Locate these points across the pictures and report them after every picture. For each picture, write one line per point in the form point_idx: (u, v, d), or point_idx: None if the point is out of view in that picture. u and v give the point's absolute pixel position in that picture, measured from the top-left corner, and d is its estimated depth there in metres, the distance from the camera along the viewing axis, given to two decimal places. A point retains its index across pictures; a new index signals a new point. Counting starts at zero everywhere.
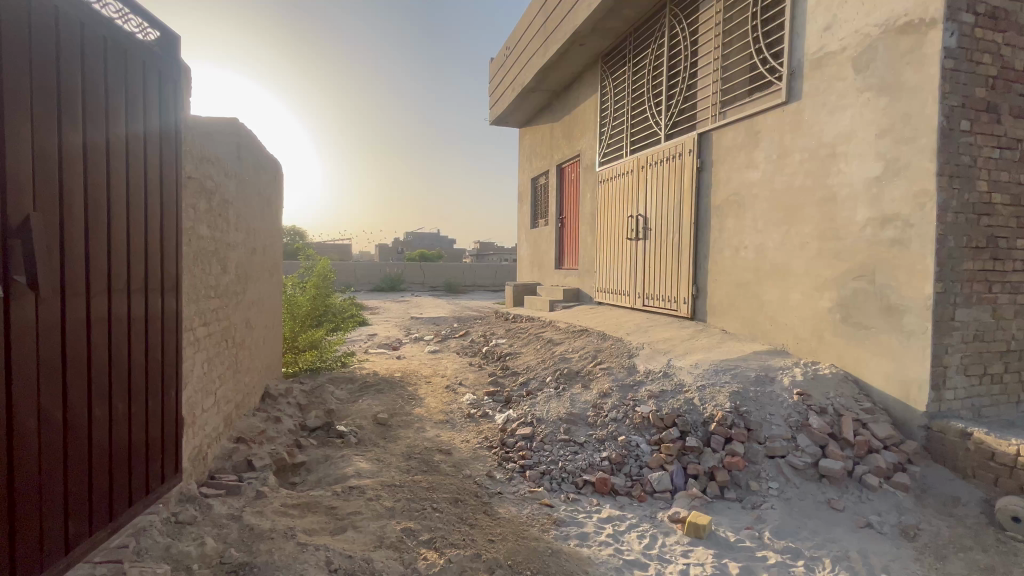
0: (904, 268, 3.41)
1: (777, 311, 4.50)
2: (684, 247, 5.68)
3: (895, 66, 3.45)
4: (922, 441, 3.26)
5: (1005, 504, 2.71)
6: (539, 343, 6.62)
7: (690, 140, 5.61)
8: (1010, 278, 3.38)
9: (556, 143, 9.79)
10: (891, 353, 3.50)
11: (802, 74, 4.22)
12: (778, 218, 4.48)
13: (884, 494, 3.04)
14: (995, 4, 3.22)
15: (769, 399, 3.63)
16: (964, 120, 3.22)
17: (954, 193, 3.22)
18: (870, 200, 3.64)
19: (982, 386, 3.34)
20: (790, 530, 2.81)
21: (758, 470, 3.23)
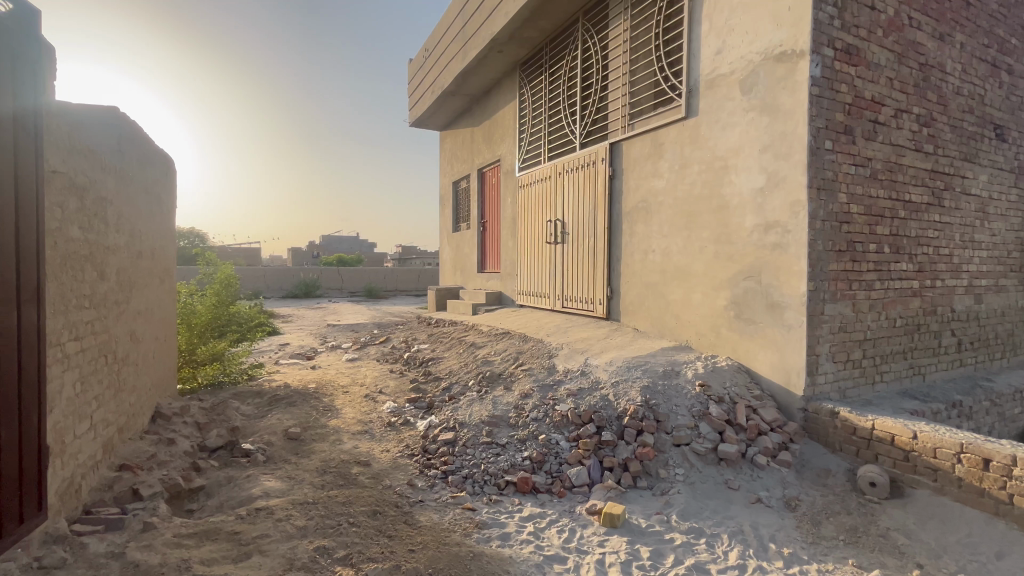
0: (783, 269, 3.84)
1: (681, 309, 4.86)
2: (599, 251, 5.97)
3: (774, 90, 3.89)
4: (800, 422, 3.69)
5: (864, 472, 3.15)
6: (462, 347, 6.59)
7: (602, 149, 5.91)
8: (865, 277, 3.93)
9: (476, 147, 9.84)
10: (775, 345, 3.92)
11: (698, 92, 4.62)
12: (680, 223, 4.85)
13: (771, 471, 3.39)
14: (849, 41, 3.74)
15: (675, 391, 3.91)
16: (828, 140, 3.70)
17: (821, 203, 3.69)
18: (756, 208, 4.06)
19: (846, 371, 3.85)
20: (694, 511, 3.05)
21: (666, 458, 3.46)
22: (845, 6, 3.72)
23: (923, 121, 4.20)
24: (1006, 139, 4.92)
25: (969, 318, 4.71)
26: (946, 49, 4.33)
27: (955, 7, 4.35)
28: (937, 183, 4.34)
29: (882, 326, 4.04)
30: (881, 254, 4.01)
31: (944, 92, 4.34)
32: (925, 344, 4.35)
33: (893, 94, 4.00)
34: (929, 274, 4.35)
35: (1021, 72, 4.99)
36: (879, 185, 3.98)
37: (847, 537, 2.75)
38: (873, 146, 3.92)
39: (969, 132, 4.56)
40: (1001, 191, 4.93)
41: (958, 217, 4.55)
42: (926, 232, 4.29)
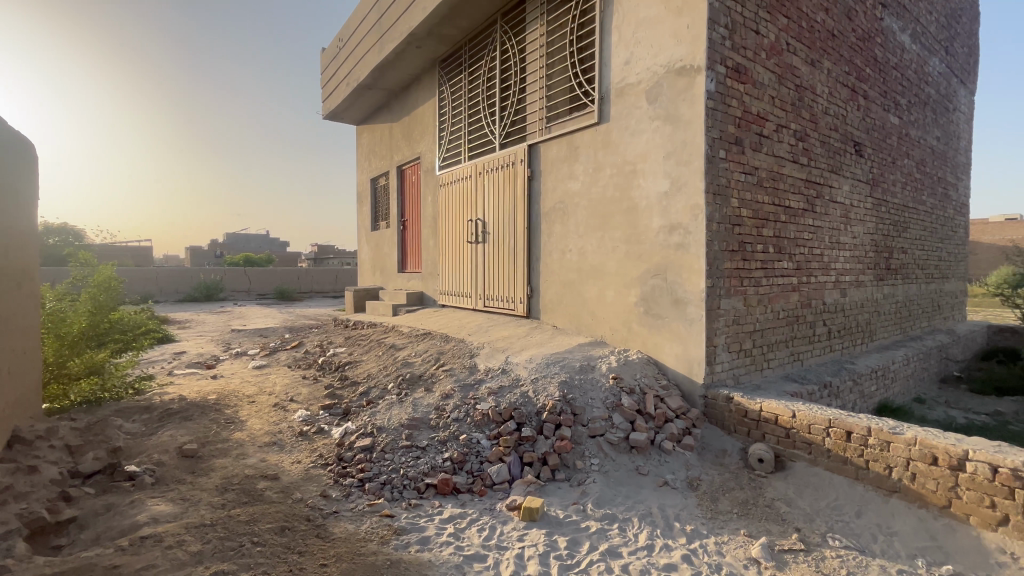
0: (685, 267, 4.15)
1: (596, 306, 5.08)
2: (519, 251, 6.06)
3: (675, 101, 4.18)
4: (701, 407, 4.01)
5: (754, 450, 3.49)
6: (381, 349, 6.38)
7: (521, 150, 6.01)
8: (754, 274, 4.36)
9: (395, 144, 9.57)
10: (678, 337, 4.23)
11: (609, 99, 4.85)
12: (594, 224, 5.07)
13: (676, 454, 3.66)
14: (738, 61, 4.13)
15: (591, 385, 4.08)
16: (721, 150, 4.06)
17: (716, 207, 4.04)
18: (661, 211, 4.35)
19: (738, 359, 4.26)
20: (608, 499, 3.19)
21: (583, 450, 3.60)
22: (735, 28, 4.10)
23: (799, 136, 4.75)
24: (863, 155, 5.70)
25: (837, 310, 5.40)
26: (816, 73, 4.92)
27: (823, 37, 4.96)
28: (810, 191, 4.93)
29: (768, 318, 4.51)
30: (766, 254, 4.48)
31: (815, 111, 4.93)
32: (802, 333, 4.93)
33: (775, 111, 4.47)
34: (805, 271, 4.93)
35: (874, 98, 5.81)
36: (764, 192, 4.43)
37: (739, 510, 3.03)
38: (759, 156, 4.36)
39: (835, 147, 5.23)
40: (860, 199, 5.71)
41: (827, 222, 5.20)
42: (802, 234, 4.86)
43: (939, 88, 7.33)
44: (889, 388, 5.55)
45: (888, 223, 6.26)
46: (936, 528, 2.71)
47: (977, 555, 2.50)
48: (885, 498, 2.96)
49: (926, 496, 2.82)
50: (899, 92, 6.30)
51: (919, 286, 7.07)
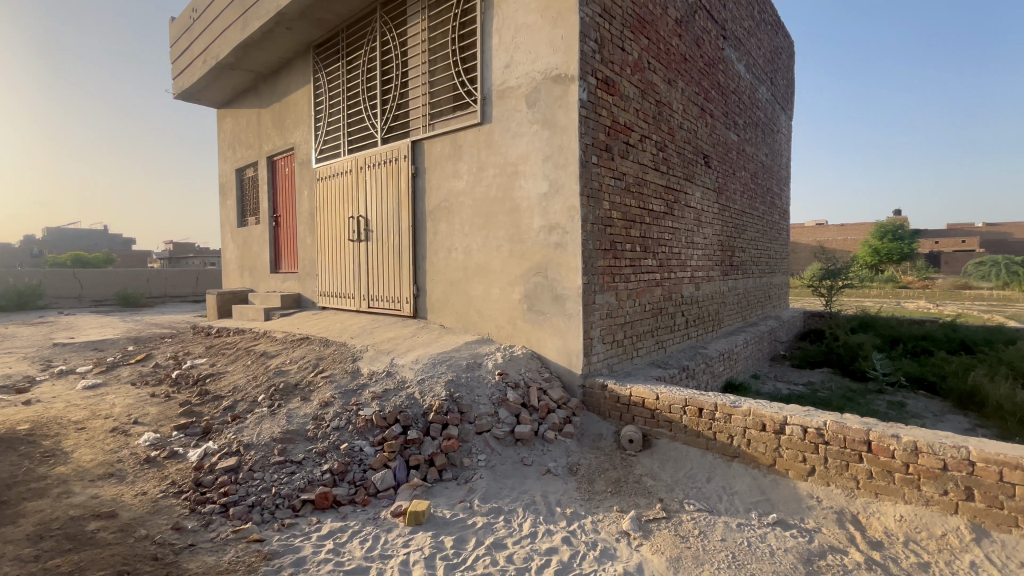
0: (563, 265, 4.39)
1: (482, 304, 5.15)
2: (404, 249, 5.90)
3: (552, 107, 4.39)
4: (580, 396, 4.28)
5: (625, 432, 3.82)
6: (250, 358, 5.77)
7: (404, 146, 5.85)
8: (623, 270, 4.76)
9: (264, 132, 8.71)
10: (558, 332, 4.46)
11: (491, 101, 4.93)
12: (479, 223, 5.13)
13: (557, 443, 3.86)
14: (607, 74, 4.47)
15: (477, 382, 4.12)
16: (594, 156, 4.36)
17: (589, 209, 4.33)
18: (541, 211, 4.54)
19: (611, 350, 4.62)
20: (494, 493, 3.26)
21: (470, 447, 3.62)
22: (603, 43, 4.42)
23: (659, 147, 5.29)
24: (711, 166, 6.55)
25: (692, 302, 6.14)
26: (672, 92, 5.52)
27: (677, 60, 5.58)
28: (669, 196, 5.53)
29: (637, 311, 4.97)
30: (634, 252, 4.92)
31: (672, 125, 5.54)
32: (665, 323, 5.51)
33: (639, 122, 4.92)
34: (667, 268, 5.52)
35: (718, 117, 6.69)
36: (631, 196, 4.86)
37: (612, 488, 3.29)
38: (627, 163, 4.77)
39: (688, 158, 5.92)
40: (709, 205, 6.54)
41: (683, 224, 5.87)
42: (663, 235, 5.43)
43: (767, 112, 8.69)
44: (733, 368, 6.44)
45: (731, 226, 7.26)
46: (765, 484, 3.20)
47: (794, 502, 3.01)
48: (728, 463, 3.42)
49: (758, 457, 3.32)
50: (737, 113, 7.34)
51: (755, 279, 8.32)
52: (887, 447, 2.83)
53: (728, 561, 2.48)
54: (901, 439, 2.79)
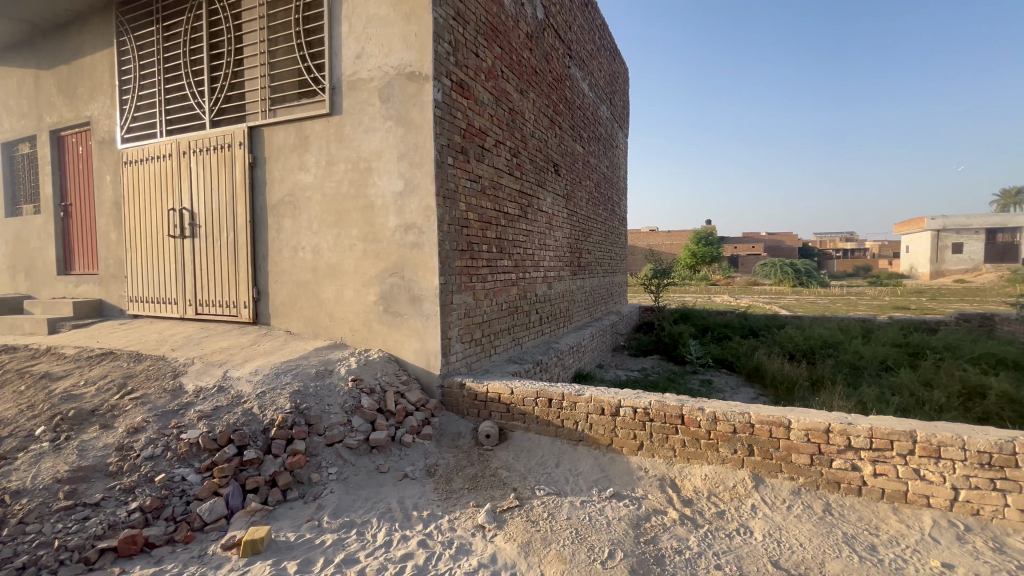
0: (420, 265, 4.34)
1: (334, 307, 4.84)
2: (241, 247, 5.25)
3: (406, 105, 4.31)
4: (438, 397, 4.29)
5: (482, 428, 3.93)
6: (24, 381, 4.57)
7: (239, 132, 5.20)
8: (480, 270, 4.89)
9: (46, 99, 6.99)
10: (416, 333, 4.40)
11: (341, 91, 4.65)
12: (329, 220, 4.80)
13: (416, 445, 3.80)
14: (461, 77, 4.54)
15: (328, 391, 3.85)
16: (449, 157, 4.39)
17: (445, 209, 4.34)
18: (396, 210, 4.43)
19: (470, 349, 4.71)
20: (346, 506, 3.07)
21: (319, 461, 3.37)
22: (457, 47, 4.48)
23: (513, 153, 5.55)
24: (560, 174, 7.08)
25: (545, 300, 6.56)
26: (524, 102, 5.83)
27: (528, 72, 5.92)
28: (523, 200, 5.83)
29: (494, 309, 5.14)
30: (490, 253, 5.08)
31: (524, 133, 5.85)
32: (520, 321, 5.80)
33: (493, 128, 5.09)
34: (521, 268, 5.81)
35: (566, 129, 7.25)
36: (487, 199, 5.01)
37: (469, 484, 3.35)
38: (482, 166, 4.90)
39: (540, 166, 6.31)
40: (559, 210, 7.06)
41: (536, 227, 6.25)
42: (517, 237, 5.70)
43: (607, 129, 9.71)
44: (582, 359, 7.05)
45: (578, 229, 7.94)
46: (604, 462, 3.56)
47: (627, 474, 3.40)
48: (574, 447, 3.74)
49: (598, 439, 3.69)
50: (582, 127, 8.05)
51: (599, 279, 9.22)
52: (695, 419, 3.36)
53: (572, 537, 2.69)
54: (705, 410, 3.34)
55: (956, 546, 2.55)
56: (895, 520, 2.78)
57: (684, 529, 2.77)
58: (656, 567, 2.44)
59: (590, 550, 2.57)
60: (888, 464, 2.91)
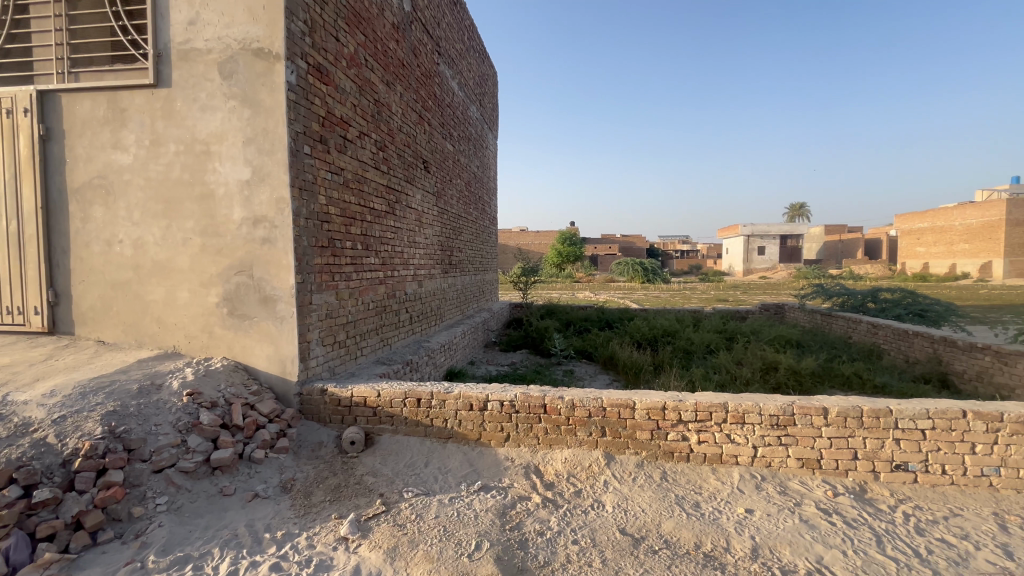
0: (272, 262, 3.94)
1: (164, 311, 4.16)
2: (29, 240, 4.21)
3: (253, 84, 3.88)
4: (296, 405, 3.97)
5: (347, 434, 3.73)
6: None
7: (23, 95, 4.16)
8: (344, 269, 4.62)
9: None
10: (269, 337, 4.01)
11: (169, 60, 4.01)
12: (155, 210, 4.11)
13: (270, 461, 3.46)
14: (319, 61, 4.22)
15: (155, 409, 3.30)
16: (306, 145, 4.05)
17: (302, 202, 4.01)
18: (242, 201, 3.97)
19: (332, 351, 4.44)
20: (178, 541, 2.65)
21: (143, 492, 2.86)
22: (314, 27, 4.16)
23: (379, 146, 5.33)
24: (430, 171, 7.00)
25: (415, 299, 6.43)
26: (390, 94, 5.64)
27: (395, 64, 5.73)
28: (390, 196, 5.64)
29: (359, 310, 4.89)
30: (355, 250, 4.82)
31: (391, 126, 5.66)
32: (388, 321, 5.61)
33: (357, 118, 4.83)
34: (389, 266, 5.62)
35: (435, 126, 7.18)
36: (350, 193, 4.73)
37: (331, 496, 3.14)
38: (344, 158, 4.61)
39: (408, 161, 6.16)
40: (429, 207, 6.97)
41: (405, 224, 6.09)
42: (385, 234, 5.50)
43: (477, 130, 9.87)
44: (453, 357, 7.08)
45: (449, 228, 7.95)
46: (473, 456, 3.63)
47: (495, 466, 3.52)
48: (444, 445, 3.75)
49: (467, 434, 3.75)
50: (452, 126, 8.06)
51: (470, 276, 9.34)
52: (556, 407, 3.60)
53: (440, 535, 2.69)
54: (565, 398, 3.60)
55: (755, 494, 3.12)
56: (713, 478, 3.30)
57: (546, 511, 2.94)
58: (520, 552, 2.55)
59: (458, 545, 2.60)
60: (709, 432, 3.43)
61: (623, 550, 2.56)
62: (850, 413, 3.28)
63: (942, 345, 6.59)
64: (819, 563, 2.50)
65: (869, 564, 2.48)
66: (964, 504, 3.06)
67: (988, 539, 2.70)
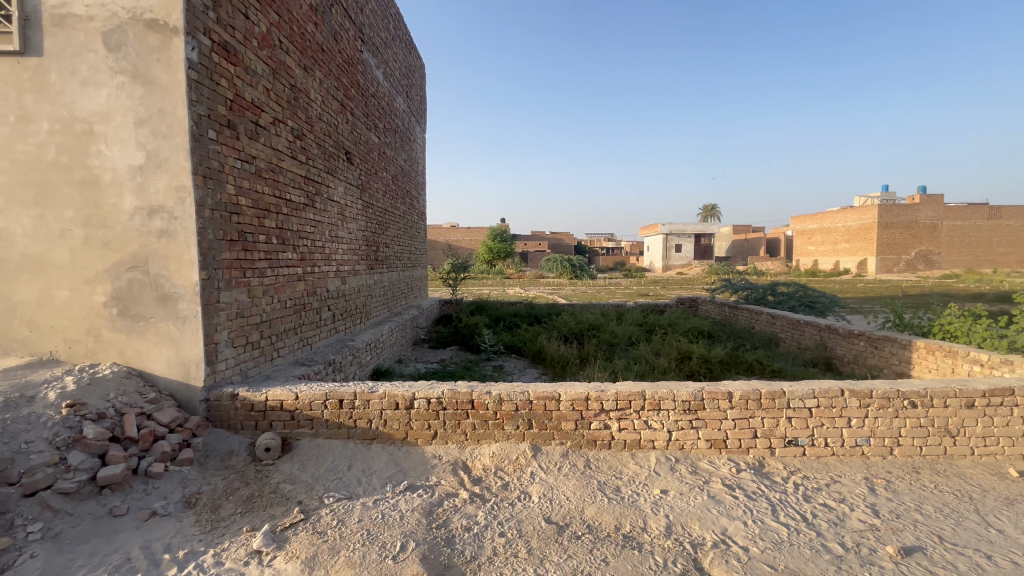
0: (172, 257, 3.59)
1: (37, 312, 3.65)
2: None
3: (146, 59, 3.50)
4: (203, 413, 3.65)
5: (261, 441, 3.49)
6: None
7: None
8: (257, 265, 4.31)
9: None
10: (169, 339, 3.65)
11: (39, 26, 3.50)
12: (25, 196, 3.58)
13: (170, 474, 3.13)
14: (226, 38, 3.87)
15: (26, 425, 2.87)
16: (210, 130, 3.71)
17: (207, 191, 3.67)
18: (135, 188, 3.57)
19: (244, 353, 4.13)
20: (57, 571, 2.32)
21: (10, 519, 2.47)
22: (219, 2, 3.82)
23: (296, 134, 5.02)
24: (353, 163, 6.72)
25: (338, 296, 6.16)
26: (309, 79, 5.33)
27: (313, 48, 5.42)
28: (309, 188, 5.34)
29: (274, 308, 4.59)
30: (269, 245, 4.51)
31: (309, 113, 5.35)
32: (308, 319, 5.32)
33: (270, 103, 4.51)
34: (309, 262, 5.33)
35: (358, 116, 6.90)
36: (263, 183, 4.42)
37: (242, 508, 2.92)
38: (256, 146, 4.29)
39: (329, 152, 5.87)
40: (352, 200, 6.68)
41: (326, 217, 5.80)
42: (303, 227, 5.20)
43: (404, 122, 9.63)
44: (380, 355, 6.87)
45: (375, 222, 7.69)
46: (399, 456, 3.55)
47: (422, 465, 3.46)
48: (368, 446, 3.63)
49: (393, 434, 3.66)
50: (377, 117, 7.79)
51: (398, 272, 9.10)
52: (484, 402, 3.61)
53: (363, 539, 2.60)
54: (492, 394, 3.62)
55: (669, 475, 3.33)
56: (633, 463, 3.47)
57: (473, 506, 2.95)
58: (447, 549, 2.53)
59: (382, 547, 2.53)
60: (628, 420, 3.61)
61: (548, 538, 2.63)
62: (750, 396, 3.59)
63: (828, 333, 7.42)
64: (724, 534, 2.72)
65: (765, 531, 2.74)
66: (842, 471, 3.48)
67: (860, 500, 3.08)
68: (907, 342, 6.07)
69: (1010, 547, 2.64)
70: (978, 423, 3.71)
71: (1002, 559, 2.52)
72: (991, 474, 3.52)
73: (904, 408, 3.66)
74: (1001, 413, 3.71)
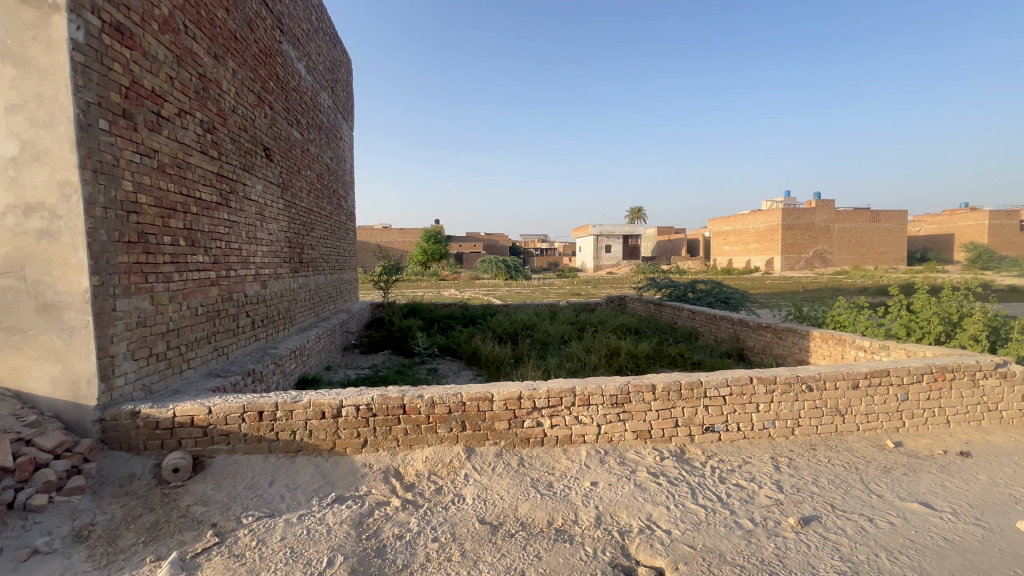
0: (55, 261, 3.18)
1: None
2: None
3: (21, 38, 3.10)
4: (98, 435, 3.27)
5: (168, 461, 3.18)
6: None
7: None
8: (161, 269, 3.93)
9: None
10: (52, 353, 3.24)
11: None
12: None
13: (56, 506, 2.76)
14: (119, 18, 3.49)
15: None
16: (101, 119, 3.33)
17: (98, 188, 3.29)
18: (8, 183, 3.17)
19: (148, 366, 3.76)
20: None
21: None
22: None
23: (206, 127, 4.65)
24: (273, 160, 6.33)
25: (258, 301, 5.77)
26: (219, 69, 4.94)
27: (225, 35, 5.05)
28: (223, 186, 4.97)
29: (183, 315, 4.21)
30: (175, 247, 4.13)
31: (221, 106, 4.96)
32: (224, 327, 4.94)
33: (174, 93, 4.13)
34: (224, 265, 4.95)
35: (278, 111, 6.50)
36: (167, 179, 4.04)
37: (146, 537, 2.65)
38: (158, 138, 3.92)
39: (244, 147, 5.47)
40: (272, 199, 6.29)
41: (242, 218, 5.41)
42: (216, 228, 4.82)
43: (330, 118, 9.21)
44: (306, 362, 6.53)
45: (299, 223, 7.29)
46: (326, 467, 3.39)
47: (351, 475, 3.32)
48: (292, 459, 3.44)
49: (319, 445, 3.49)
50: (299, 112, 7.40)
51: (325, 276, 8.71)
52: (415, 406, 3.54)
53: (286, 558, 2.45)
54: (424, 397, 3.56)
55: (598, 467, 3.45)
56: (564, 458, 3.56)
57: (405, 514, 2.88)
58: (377, 560, 2.45)
59: (307, 565, 2.40)
60: (560, 416, 3.70)
61: (481, 539, 2.63)
62: (671, 387, 3.81)
63: (739, 326, 8.05)
64: (649, 520, 2.85)
65: (685, 513, 2.92)
66: (752, 453, 3.78)
67: (767, 478, 3.37)
68: (806, 331, 6.73)
69: (888, 509, 3.01)
70: (862, 402, 4.19)
71: (882, 521, 2.86)
72: (873, 446, 3.99)
73: (802, 392, 4.05)
74: (880, 392, 4.21)
